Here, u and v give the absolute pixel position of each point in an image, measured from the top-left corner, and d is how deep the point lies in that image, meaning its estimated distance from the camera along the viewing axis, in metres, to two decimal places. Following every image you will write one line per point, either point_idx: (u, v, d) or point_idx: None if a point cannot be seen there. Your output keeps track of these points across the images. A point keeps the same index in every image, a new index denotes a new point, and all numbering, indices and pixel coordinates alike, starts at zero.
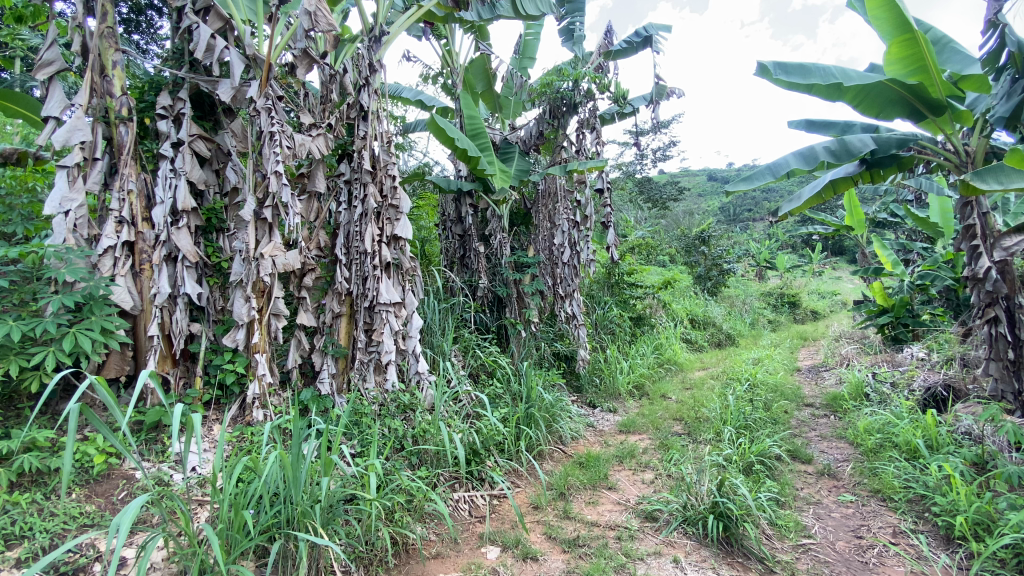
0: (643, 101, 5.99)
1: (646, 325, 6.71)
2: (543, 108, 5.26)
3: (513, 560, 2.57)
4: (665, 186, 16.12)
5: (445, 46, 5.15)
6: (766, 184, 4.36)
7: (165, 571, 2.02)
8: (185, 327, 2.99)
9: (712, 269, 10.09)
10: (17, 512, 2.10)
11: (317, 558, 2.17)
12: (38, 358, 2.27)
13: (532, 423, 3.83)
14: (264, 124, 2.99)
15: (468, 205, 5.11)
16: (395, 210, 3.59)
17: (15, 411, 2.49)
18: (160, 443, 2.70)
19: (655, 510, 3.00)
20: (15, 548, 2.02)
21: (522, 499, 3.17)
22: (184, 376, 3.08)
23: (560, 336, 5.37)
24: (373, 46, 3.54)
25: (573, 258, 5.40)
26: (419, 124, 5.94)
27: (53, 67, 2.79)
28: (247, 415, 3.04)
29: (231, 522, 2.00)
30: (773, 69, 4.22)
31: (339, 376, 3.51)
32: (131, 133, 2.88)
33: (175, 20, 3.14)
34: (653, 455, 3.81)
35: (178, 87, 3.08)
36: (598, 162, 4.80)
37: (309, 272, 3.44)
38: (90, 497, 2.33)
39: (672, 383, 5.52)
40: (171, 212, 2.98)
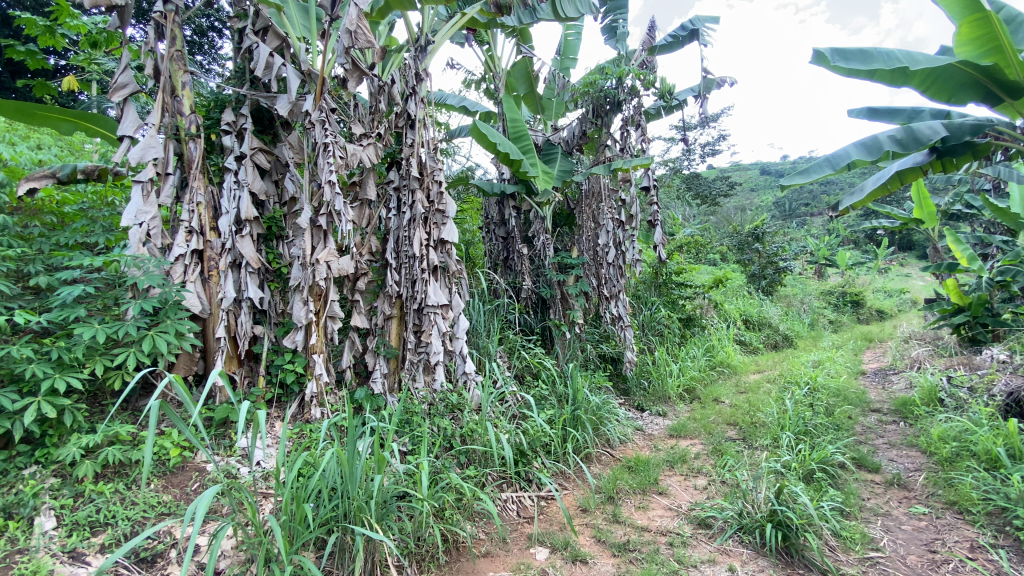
0: (689, 94, 5.84)
1: (697, 326, 6.50)
2: (586, 108, 5.23)
3: (563, 562, 2.56)
4: (715, 182, 15.59)
5: (488, 51, 5.21)
6: (824, 177, 4.14)
7: (235, 558, 2.16)
8: (249, 329, 3.17)
9: (767, 267, 9.69)
10: (102, 500, 2.30)
11: (373, 552, 2.24)
12: (120, 358, 2.47)
13: (579, 425, 3.80)
14: (318, 136, 3.14)
15: (511, 207, 5.17)
16: (442, 214, 3.68)
17: (100, 407, 2.73)
18: (228, 438, 2.88)
19: (708, 517, 2.91)
20: (100, 534, 2.21)
21: (571, 502, 3.16)
22: (248, 375, 3.27)
23: (606, 338, 5.30)
24: (420, 56, 3.67)
25: (618, 258, 5.35)
26: (462, 129, 6.04)
27: (127, 90, 3.01)
28: (306, 413, 3.19)
29: (294, 515, 2.11)
30: (831, 56, 3.95)
31: (390, 376, 3.62)
32: (199, 149, 3.10)
33: (236, 40, 3.35)
34: (706, 460, 3.69)
35: (240, 103, 3.28)
36: (643, 160, 4.71)
37: (362, 276, 3.58)
38: (167, 487, 2.51)
39: (725, 387, 5.35)
40: (235, 221, 3.18)
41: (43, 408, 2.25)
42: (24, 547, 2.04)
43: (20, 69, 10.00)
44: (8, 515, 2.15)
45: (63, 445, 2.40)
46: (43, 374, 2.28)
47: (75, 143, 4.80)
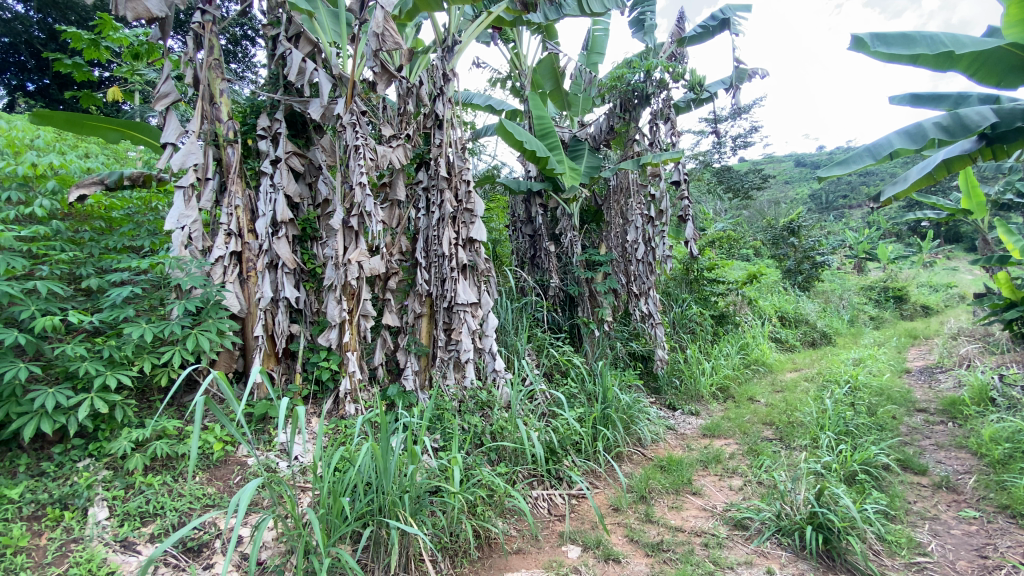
0: (720, 86, 5.69)
1: (730, 324, 6.35)
2: (613, 103, 5.18)
3: (595, 560, 2.55)
4: (747, 175, 15.15)
5: (513, 49, 5.21)
6: (864, 168, 3.97)
7: (275, 549, 2.24)
8: (286, 327, 3.27)
9: (803, 262, 9.39)
10: (151, 492, 2.42)
11: (407, 546, 2.29)
12: (167, 356, 2.57)
13: (609, 424, 3.75)
14: (349, 138, 3.22)
15: (538, 205, 5.17)
16: (470, 214, 3.70)
17: (148, 403, 2.87)
18: (267, 433, 2.98)
19: (745, 518, 2.84)
20: (150, 524, 2.32)
21: (602, 500, 3.13)
22: (286, 373, 3.37)
23: (636, 336, 5.24)
24: (447, 56, 3.70)
25: (648, 255, 5.24)
26: (488, 128, 6.06)
27: (169, 99, 3.14)
28: (341, 409, 3.27)
29: (331, 508, 2.16)
30: (871, 41, 3.79)
31: (421, 373, 3.67)
32: (237, 154, 3.21)
33: (270, 47, 3.45)
34: (741, 460, 3.61)
35: (275, 108, 3.37)
36: (673, 153, 4.60)
37: (393, 276, 3.65)
38: (211, 480, 2.61)
39: (761, 385, 5.22)
40: (271, 223, 3.27)
41: (96, 404, 2.37)
42: (79, 536, 2.17)
43: (68, 82, 10.53)
44: (65, 505, 2.27)
45: (114, 439, 2.53)
46: (95, 371, 2.40)
47: (120, 151, 5.03)
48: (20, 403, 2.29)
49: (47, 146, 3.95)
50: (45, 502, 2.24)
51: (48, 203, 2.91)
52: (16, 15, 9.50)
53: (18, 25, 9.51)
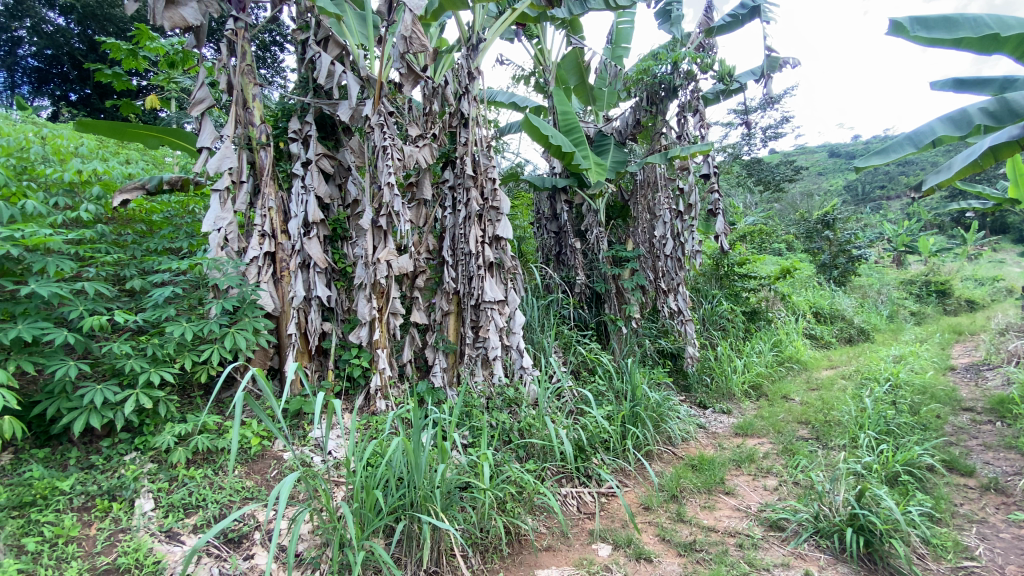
0: (750, 76, 5.54)
1: (763, 320, 6.20)
2: (640, 96, 5.11)
3: (626, 559, 2.52)
4: (778, 167, 14.72)
5: (537, 45, 5.18)
6: (905, 157, 3.81)
7: (312, 541, 2.30)
8: (318, 326, 3.35)
9: (839, 256, 9.09)
10: (193, 484, 2.52)
11: (438, 541, 2.32)
12: (206, 353, 2.67)
13: (638, 422, 3.70)
14: (378, 139, 3.27)
15: (563, 201, 5.15)
16: (496, 211, 3.73)
17: (189, 399, 2.98)
18: (302, 428, 3.06)
19: (781, 519, 2.77)
20: (193, 515, 2.40)
21: (632, 499, 3.10)
22: (319, 370, 3.45)
23: (664, 333, 5.16)
24: (472, 54, 3.72)
25: (676, 250, 5.17)
26: (512, 125, 6.05)
27: (204, 105, 3.24)
28: (372, 405, 3.33)
29: (364, 502, 2.21)
30: (910, 26, 3.60)
31: (449, 370, 3.71)
32: (270, 156, 3.29)
33: (300, 52, 3.52)
34: (776, 460, 3.52)
35: (305, 111, 3.45)
36: (702, 146, 4.51)
37: (420, 274, 3.70)
38: (249, 473, 2.70)
39: (795, 383, 5.08)
40: (303, 224, 3.35)
41: (141, 400, 2.47)
42: (126, 527, 2.26)
43: (108, 91, 11.00)
44: (113, 497, 2.38)
45: (158, 433, 2.64)
46: (140, 369, 2.51)
47: (158, 157, 5.22)
48: (71, 399, 2.40)
49: (90, 154, 4.12)
50: (94, 494, 2.34)
51: (93, 208, 3.04)
52: (58, 28, 10.01)
53: (60, 38, 10.02)
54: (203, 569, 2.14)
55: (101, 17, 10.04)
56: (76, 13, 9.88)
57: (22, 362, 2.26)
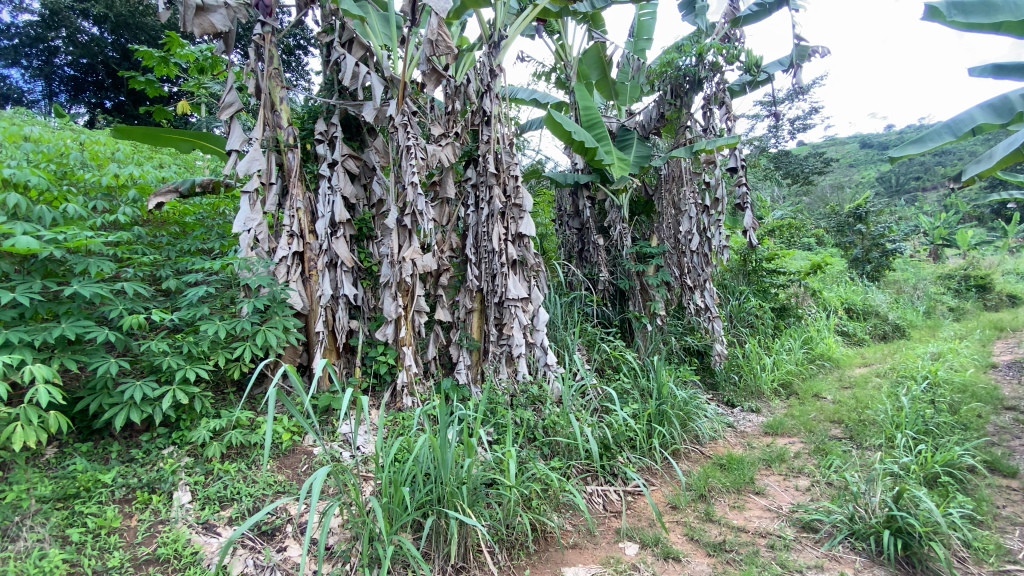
0: (779, 66, 5.40)
1: (792, 317, 6.06)
2: (664, 90, 5.06)
3: (654, 558, 2.50)
4: (807, 160, 14.31)
5: (558, 41, 5.15)
6: (943, 147, 3.63)
7: (342, 535, 2.34)
8: (346, 323, 3.41)
9: (872, 250, 8.81)
10: (228, 478, 2.59)
11: (465, 536, 2.34)
12: (239, 351, 2.74)
13: (665, 421, 3.64)
14: (401, 139, 3.30)
15: (586, 197, 5.12)
16: (519, 209, 3.73)
17: (222, 395, 3.07)
18: (331, 424, 3.12)
19: (814, 520, 2.71)
20: (229, 507, 2.48)
21: (659, 498, 3.07)
22: (346, 366, 3.52)
23: (691, 330, 5.08)
24: (494, 52, 3.70)
25: (703, 246, 5.08)
26: (534, 122, 6.02)
27: (233, 108, 3.31)
28: (398, 401, 3.38)
29: (393, 497, 2.24)
30: (947, 10, 3.46)
31: (474, 367, 3.73)
32: (297, 158, 3.36)
33: (325, 54, 3.57)
34: (808, 460, 3.44)
35: (331, 113, 3.50)
36: (729, 139, 4.41)
37: (444, 272, 3.73)
38: (281, 468, 2.76)
39: (827, 381, 4.95)
40: (330, 224, 3.41)
41: (178, 396, 2.55)
42: (165, 518, 2.34)
43: (141, 97, 11.40)
44: (152, 490, 2.47)
45: (194, 428, 2.73)
46: (176, 366, 2.59)
47: (189, 161, 5.37)
48: (112, 395, 2.50)
49: (125, 159, 4.27)
50: (134, 487, 2.44)
51: (130, 210, 3.15)
52: (92, 38, 10.39)
53: (94, 47, 10.37)
54: (238, 561, 2.21)
55: (133, 26, 10.39)
56: (110, 22, 10.25)
57: (66, 360, 2.36)
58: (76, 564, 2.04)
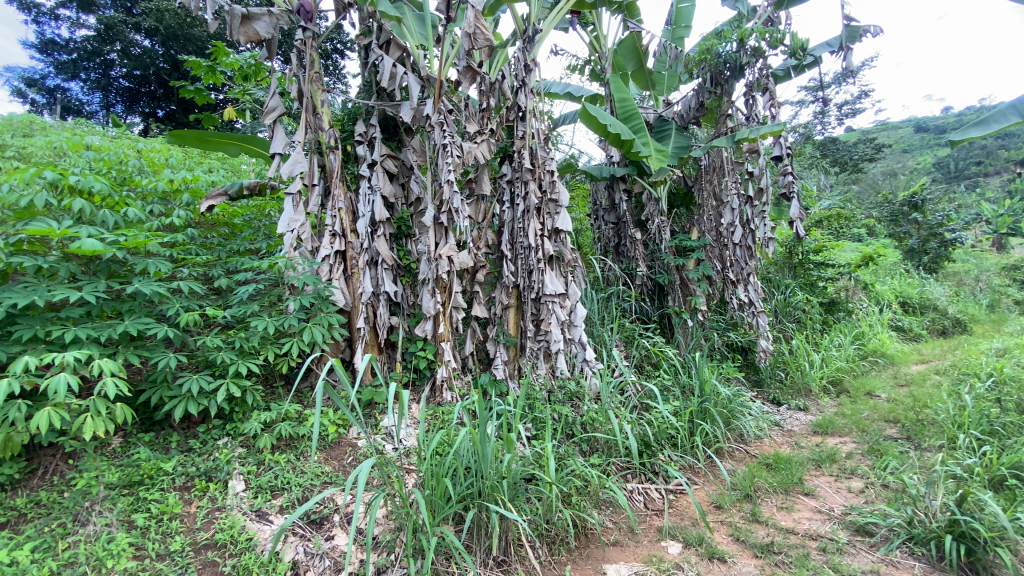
0: (826, 48, 5.15)
1: (842, 311, 5.81)
2: (703, 78, 4.93)
3: (698, 558, 2.46)
4: (856, 146, 13.63)
5: (593, 32, 5.08)
6: (1010, 128, 3.39)
7: (386, 526, 2.40)
8: (386, 320, 3.49)
9: (929, 240, 8.33)
10: (279, 468, 2.70)
11: (506, 530, 2.36)
12: (286, 346, 2.84)
13: (707, 418, 3.55)
14: (438, 138, 3.35)
15: (622, 190, 5.01)
16: (555, 204, 3.72)
17: (271, 389, 3.21)
18: (374, 418, 3.22)
19: (869, 524, 2.59)
20: (279, 496, 2.58)
21: (703, 497, 3.00)
22: (387, 362, 3.60)
23: (733, 326, 4.95)
24: (528, 47, 3.72)
25: (745, 238, 4.92)
26: (568, 116, 5.96)
27: (276, 113, 3.42)
28: (437, 396, 3.44)
29: (435, 489, 2.28)
30: None
31: (511, 363, 3.75)
32: (338, 159, 3.45)
33: (363, 57, 3.65)
34: (861, 461, 3.30)
35: (370, 114, 3.58)
36: (773, 126, 4.25)
37: (480, 269, 3.76)
38: (328, 459, 2.86)
39: (881, 379, 4.72)
40: (370, 223, 3.49)
41: (231, 389, 2.68)
42: (222, 506, 2.46)
43: (189, 106, 12.00)
44: (209, 478, 2.60)
45: (246, 420, 2.86)
46: (229, 360, 2.71)
47: (235, 165, 5.59)
48: (171, 388, 2.64)
49: (178, 164, 4.48)
50: (193, 475, 2.58)
51: (183, 213, 3.31)
52: (145, 50, 10.95)
53: (146, 59, 10.96)
54: (290, 548, 2.31)
55: (182, 37, 10.94)
56: (160, 35, 10.82)
57: (129, 355, 2.52)
58: (141, 547, 2.19)
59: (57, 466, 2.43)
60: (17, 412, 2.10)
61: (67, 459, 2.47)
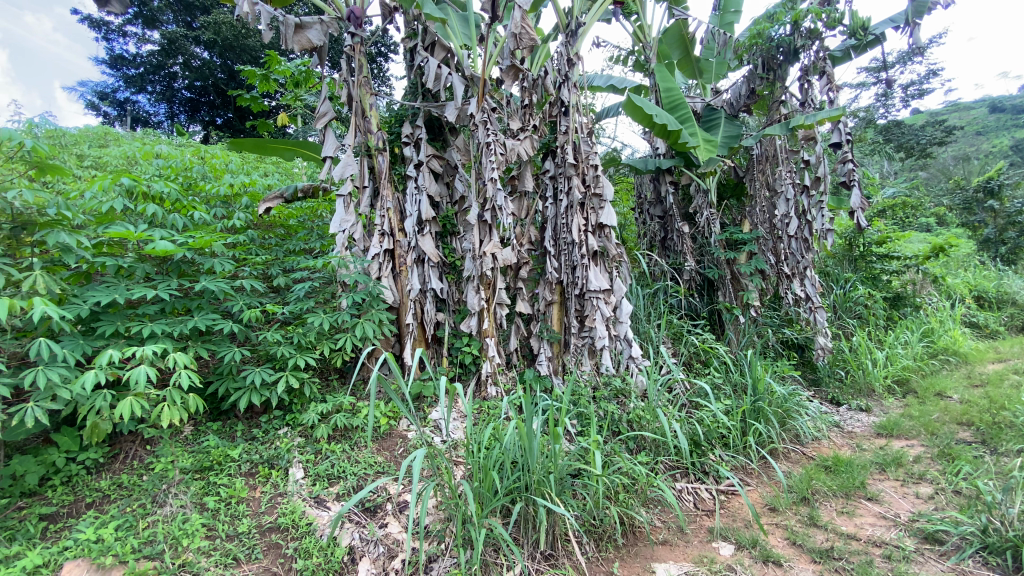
0: (890, 25, 4.83)
1: (909, 306, 5.46)
2: (754, 63, 4.75)
3: (752, 560, 2.39)
4: (924, 129, 12.70)
5: (637, 22, 4.97)
6: None
7: (437, 515, 2.47)
8: (433, 316, 3.57)
9: (1007, 229, 7.70)
10: (335, 457, 2.83)
11: (554, 524, 2.38)
12: (341, 341, 2.97)
13: (762, 417, 3.43)
14: (482, 137, 3.39)
15: (669, 182, 4.89)
16: (599, 198, 3.69)
17: (328, 382, 3.38)
18: (423, 411, 3.31)
19: (939, 531, 2.45)
20: (336, 484, 2.70)
21: (756, 498, 2.92)
22: (435, 356, 3.69)
23: (789, 322, 4.76)
24: (570, 40, 3.69)
25: (801, 230, 4.82)
26: (611, 108, 5.87)
27: (327, 117, 3.55)
28: (483, 390, 3.49)
29: (483, 482, 2.33)
30: None
31: (555, 359, 3.76)
32: (386, 161, 3.55)
33: (409, 59, 3.73)
34: (930, 465, 3.10)
35: (416, 115, 3.67)
36: (832, 111, 4.02)
37: (524, 266, 3.79)
38: (380, 450, 2.97)
39: (953, 378, 4.40)
40: (417, 222, 3.58)
41: (290, 381, 2.82)
42: (283, 491, 2.60)
43: (246, 113, 12.68)
44: (271, 466, 2.76)
45: (304, 411, 3.01)
46: (288, 355, 2.85)
47: (289, 168, 5.85)
48: (237, 380, 2.81)
49: (237, 170, 4.74)
50: (257, 462, 2.74)
51: (244, 216, 3.50)
52: (205, 62, 11.63)
53: (206, 70, 11.63)
54: (347, 533, 2.42)
55: (238, 47, 11.57)
56: (219, 47, 11.48)
57: (199, 349, 2.70)
58: (213, 528, 2.35)
59: (136, 451, 2.67)
60: (103, 402, 2.29)
61: (145, 446, 2.70)
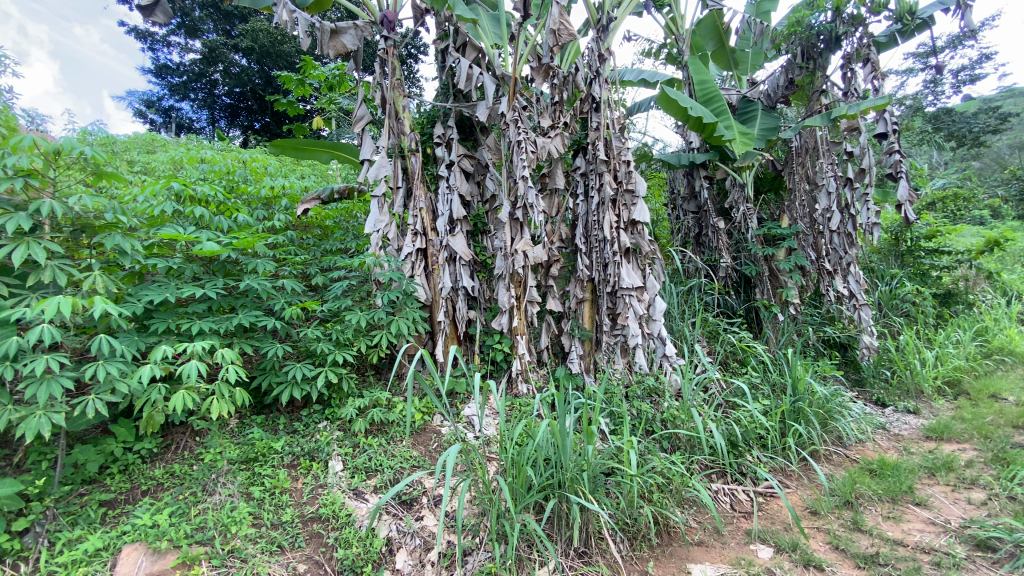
0: (939, 7, 4.59)
1: (961, 304, 5.19)
2: (792, 52, 4.59)
3: (792, 564, 2.34)
4: (978, 116, 12.02)
5: (669, 14, 4.89)
6: None
7: (471, 509, 2.51)
8: (465, 314, 3.62)
9: None
10: (372, 451, 2.90)
11: (587, 522, 2.38)
12: (377, 338, 3.06)
13: (802, 418, 3.33)
14: (513, 135, 3.41)
15: (703, 177, 4.78)
16: (631, 195, 3.67)
17: (365, 378, 3.49)
18: (455, 407, 3.36)
19: (992, 539, 2.34)
20: (373, 477, 2.77)
21: (796, 501, 2.84)
22: (467, 353, 3.74)
23: (831, 320, 4.60)
24: (601, 36, 3.66)
25: (845, 224, 4.57)
26: (642, 103, 5.79)
27: (363, 121, 3.64)
28: (515, 387, 3.52)
29: (516, 478, 2.35)
30: None
31: (586, 357, 3.74)
32: (419, 161, 3.62)
33: (440, 60, 3.78)
34: (984, 470, 2.95)
35: (447, 116, 3.72)
36: (878, 99, 3.85)
37: (555, 263, 3.80)
38: (415, 444, 3.03)
39: (1010, 379, 4.17)
40: (449, 221, 3.64)
41: (329, 376, 2.92)
42: (324, 483, 2.69)
43: (282, 117, 13.11)
44: (312, 458, 2.86)
45: (343, 405, 3.11)
46: (327, 351, 2.95)
47: (324, 170, 6.02)
48: (279, 375, 2.93)
49: (276, 173, 4.91)
50: (298, 454, 2.85)
51: (283, 217, 3.62)
52: (243, 69, 12.05)
53: (244, 77, 12.07)
54: (384, 525, 2.48)
55: (274, 53, 11.98)
56: (256, 53, 11.88)
57: (243, 345, 2.82)
58: (258, 516, 2.45)
59: (187, 442, 2.83)
60: (157, 394, 2.43)
61: (195, 437, 2.86)
